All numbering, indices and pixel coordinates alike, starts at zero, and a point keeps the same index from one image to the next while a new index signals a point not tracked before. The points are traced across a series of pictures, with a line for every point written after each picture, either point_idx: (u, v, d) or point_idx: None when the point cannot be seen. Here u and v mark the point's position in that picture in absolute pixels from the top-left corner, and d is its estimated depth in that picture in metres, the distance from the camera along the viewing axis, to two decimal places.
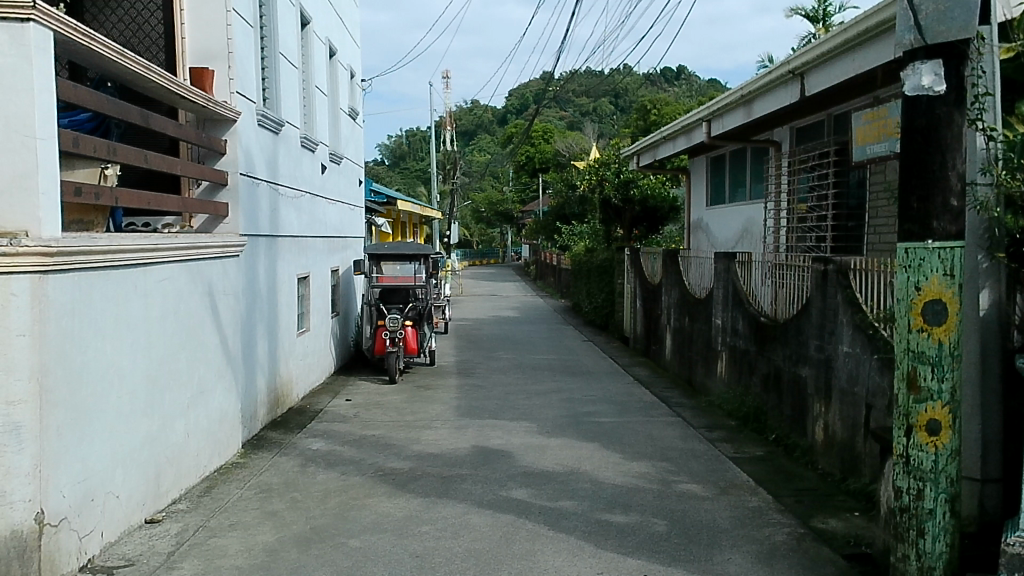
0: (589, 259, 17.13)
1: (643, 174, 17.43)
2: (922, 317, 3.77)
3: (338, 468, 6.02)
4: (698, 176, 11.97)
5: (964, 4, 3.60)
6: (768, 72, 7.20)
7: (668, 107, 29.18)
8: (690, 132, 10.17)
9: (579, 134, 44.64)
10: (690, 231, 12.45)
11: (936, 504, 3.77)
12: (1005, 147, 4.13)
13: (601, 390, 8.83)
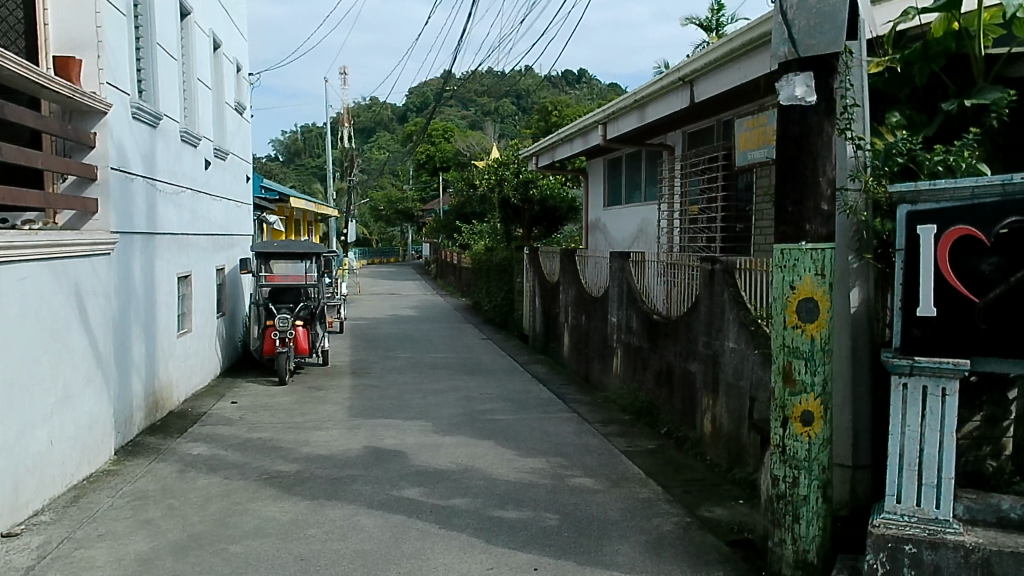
0: (489, 258, 17.24)
1: (542, 174, 17.72)
2: (796, 314, 4.00)
3: (220, 473, 5.87)
4: (596, 177, 12.20)
5: (833, 20, 3.82)
6: (661, 78, 7.42)
7: (570, 110, 29.74)
8: (587, 134, 10.36)
9: (481, 133, 44.89)
10: (588, 232, 12.71)
11: (810, 490, 4.02)
12: (872, 156, 4.49)
13: (496, 388, 8.90)
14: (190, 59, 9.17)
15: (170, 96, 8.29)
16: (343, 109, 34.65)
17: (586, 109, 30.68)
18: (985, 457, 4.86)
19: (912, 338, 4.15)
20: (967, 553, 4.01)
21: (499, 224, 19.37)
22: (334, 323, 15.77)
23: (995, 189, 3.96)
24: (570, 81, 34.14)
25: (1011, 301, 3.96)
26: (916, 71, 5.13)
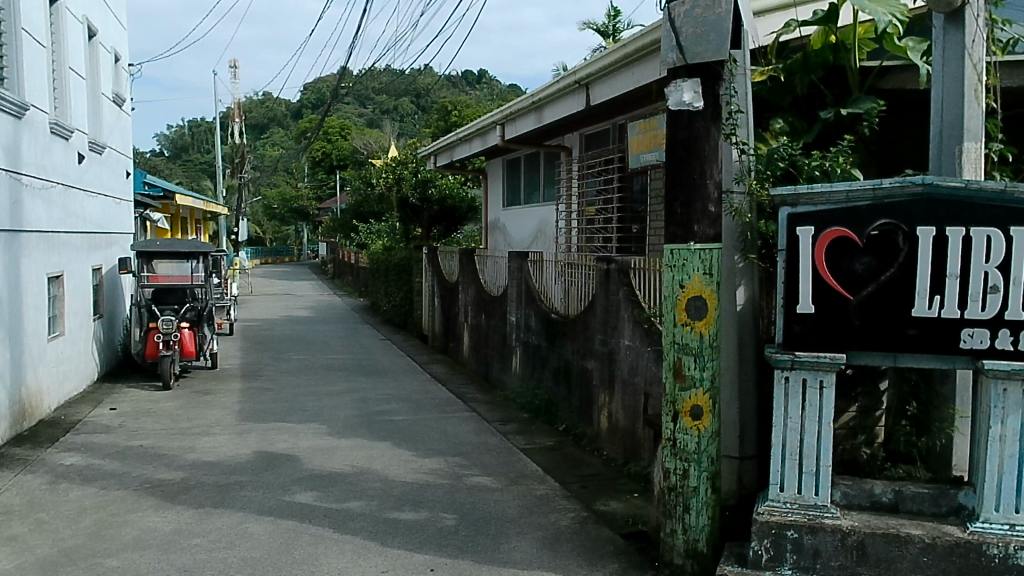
0: (387, 258, 17.09)
1: (440, 174, 17.72)
2: (685, 312, 4.15)
3: (96, 483, 5.57)
4: (496, 178, 12.26)
5: (718, 29, 3.97)
6: (557, 81, 7.54)
7: (469, 110, 29.89)
8: (486, 135, 10.41)
9: (380, 132, 44.42)
10: (487, 232, 12.77)
11: (700, 482, 4.18)
12: (755, 160, 4.66)
13: (394, 388, 8.83)
14: (62, 47, 8.66)
15: (38, 86, 7.79)
16: (235, 104, 33.49)
17: (484, 109, 30.88)
18: (859, 446, 5.23)
19: (793, 334, 4.38)
20: (843, 536, 4.26)
21: (398, 224, 19.17)
22: (224, 324, 15.24)
23: (867, 193, 4.21)
24: (469, 82, 34.29)
25: (881, 299, 4.25)
26: (796, 81, 5.40)
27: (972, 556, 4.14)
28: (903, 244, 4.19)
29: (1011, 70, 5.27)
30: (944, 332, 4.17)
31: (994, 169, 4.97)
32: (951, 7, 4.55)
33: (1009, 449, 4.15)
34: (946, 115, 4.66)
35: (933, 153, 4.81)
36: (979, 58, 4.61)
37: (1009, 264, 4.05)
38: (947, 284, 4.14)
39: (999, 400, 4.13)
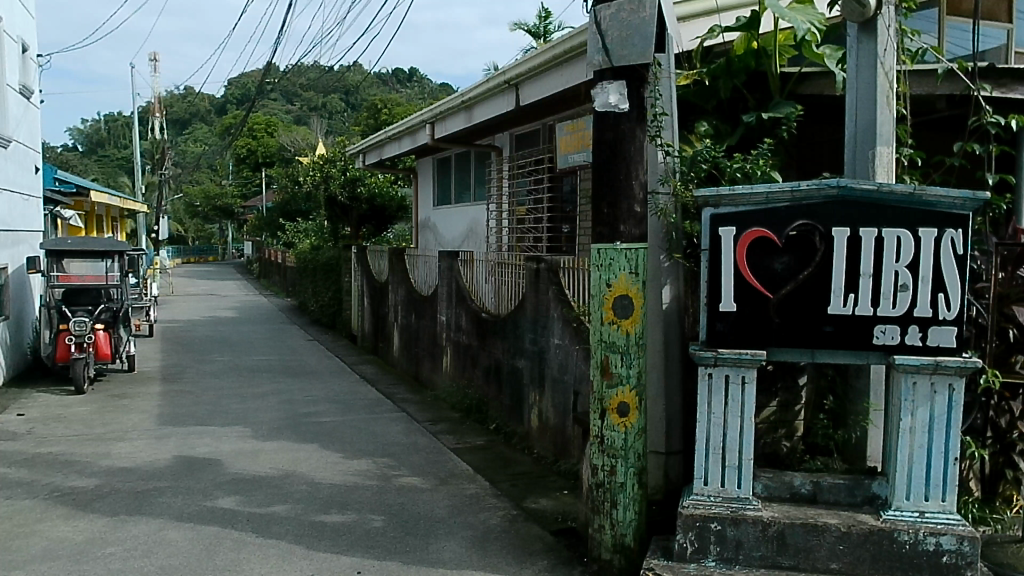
0: (315, 257, 16.79)
1: (370, 172, 17.54)
2: (612, 310, 4.22)
3: (2, 493, 5.31)
4: (426, 176, 12.19)
5: (643, 33, 4.05)
6: (487, 81, 7.57)
7: (400, 108, 29.72)
8: (415, 134, 10.37)
9: (309, 129, 43.69)
10: (418, 231, 12.71)
11: (627, 477, 4.28)
12: (679, 162, 4.77)
13: (322, 390, 8.69)
14: None
15: None
16: (155, 98, 32.35)
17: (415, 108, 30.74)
18: (780, 438, 5.35)
19: (717, 332, 4.49)
20: (764, 527, 4.40)
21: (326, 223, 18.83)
22: (143, 325, 14.74)
23: (786, 195, 4.35)
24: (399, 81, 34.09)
25: (799, 297, 4.40)
26: (721, 85, 5.55)
27: (884, 543, 4.33)
28: (820, 245, 4.35)
29: (920, 79, 5.51)
30: (858, 329, 4.36)
31: (904, 173, 5.19)
32: (864, 18, 4.73)
33: (918, 439, 4.36)
34: (860, 120, 4.84)
35: (848, 156, 4.98)
36: (890, 67, 4.81)
37: (917, 264, 4.26)
38: (861, 283, 4.32)
39: (909, 392, 4.34)
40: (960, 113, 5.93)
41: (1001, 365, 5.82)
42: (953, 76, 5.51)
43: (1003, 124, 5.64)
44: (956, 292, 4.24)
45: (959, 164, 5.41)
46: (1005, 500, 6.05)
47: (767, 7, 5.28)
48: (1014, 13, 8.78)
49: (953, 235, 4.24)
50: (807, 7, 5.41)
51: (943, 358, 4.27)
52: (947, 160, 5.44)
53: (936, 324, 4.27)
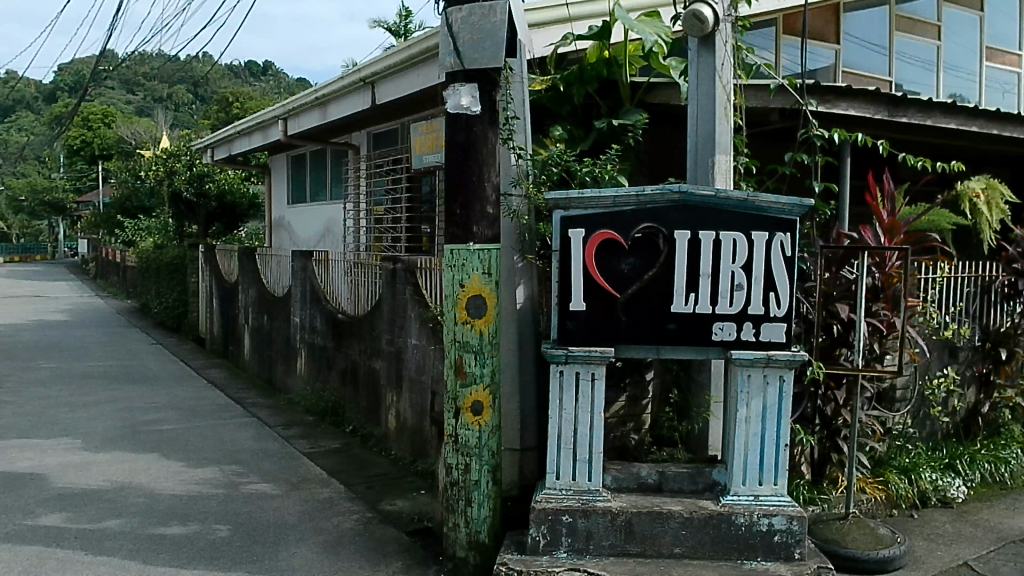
0: (159, 256, 15.86)
1: (219, 168, 16.87)
2: (466, 310, 4.33)
3: None
4: (280, 173, 11.85)
5: (493, 37, 4.14)
6: (342, 78, 7.48)
7: (253, 103, 28.77)
8: (268, 129, 10.08)
9: (156, 121, 41.36)
10: (271, 230, 12.32)
11: (481, 475, 4.41)
12: (531, 165, 4.90)
13: (165, 396, 8.25)
14: None
15: None
16: None
17: (268, 103, 29.83)
18: (629, 431, 5.52)
19: (567, 330, 4.64)
20: (613, 517, 4.59)
21: (170, 219, 17.80)
22: None
23: (632, 199, 4.54)
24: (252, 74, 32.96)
25: (644, 297, 4.61)
26: (574, 91, 5.74)
27: (723, 526, 4.62)
28: (663, 246, 4.59)
29: (756, 92, 5.89)
30: (698, 327, 4.63)
31: (741, 179, 5.54)
32: (703, 33, 4.99)
33: (752, 428, 4.70)
34: (701, 129, 5.12)
35: (690, 163, 5.27)
36: (726, 81, 5.14)
37: (750, 265, 4.58)
38: (700, 283, 4.60)
39: (745, 385, 4.67)
40: (790, 126, 6.40)
41: (827, 357, 6.34)
42: (784, 90, 5.93)
43: (827, 137, 6.13)
44: (785, 291, 4.60)
45: (789, 173, 5.83)
46: (831, 481, 6.59)
47: (616, 19, 5.50)
48: (841, 34, 9.59)
49: (782, 239, 4.59)
50: (655, 20, 5.69)
51: (774, 353, 4.62)
52: (779, 169, 5.86)
53: (768, 321, 4.61)
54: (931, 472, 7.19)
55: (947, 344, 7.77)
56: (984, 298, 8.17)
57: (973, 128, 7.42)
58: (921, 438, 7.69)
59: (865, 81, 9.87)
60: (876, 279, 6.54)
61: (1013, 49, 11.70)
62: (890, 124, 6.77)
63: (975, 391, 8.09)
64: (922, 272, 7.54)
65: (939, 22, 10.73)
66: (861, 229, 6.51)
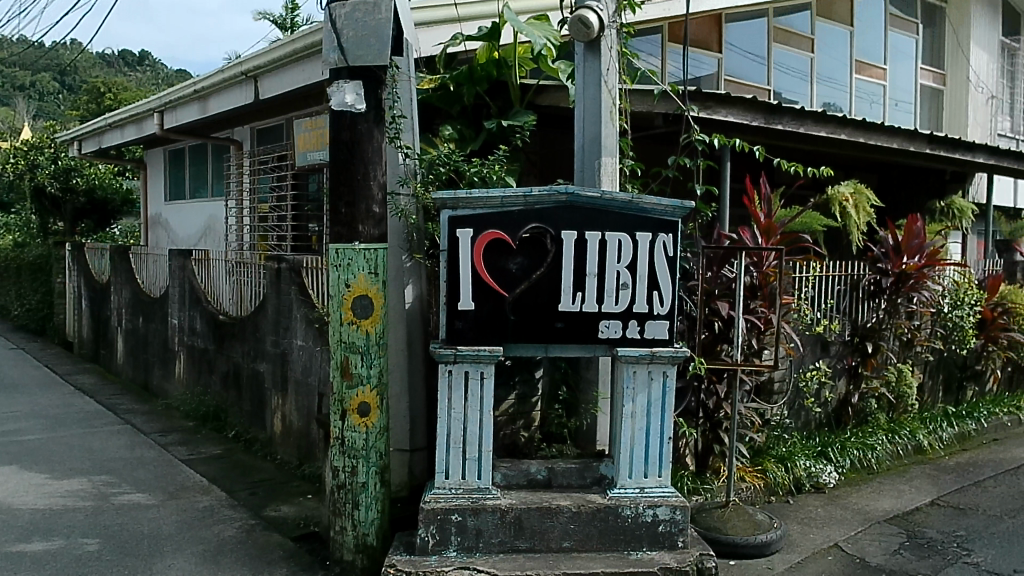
0: (19, 254, 14.79)
1: (87, 162, 15.94)
2: (351, 311, 4.27)
3: None
4: (156, 168, 11.33)
5: (379, 34, 4.13)
6: (222, 72, 7.25)
7: (128, 94, 27.35)
8: (142, 122, 9.64)
9: (20, 110, 38.67)
10: (147, 228, 11.75)
11: (368, 477, 4.36)
12: (419, 164, 4.87)
13: (26, 405, 7.73)
14: None
15: None
16: None
17: (145, 94, 28.47)
18: (518, 430, 5.53)
19: (455, 330, 4.64)
20: (502, 514, 4.63)
21: (32, 215, 16.66)
22: None
23: (520, 199, 4.58)
24: (127, 63, 31.33)
25: (532, 296, 4.67)
26: (464, 91, 5.77)
27: (610, 518, 4.73)
28: (550, 247, 4.65)
29: (640, 97, 6.05)
30: (585, 325, 4.72)
31: (626, 181, 5.70)
32: (588, 38, 5.09)
33: (638, 422, 4.84)
34: (587, 132, 5.24)
35: (577, 165, 5.38)
36: (612, 86, 5.28)
37: (635, 264, 4.72)
38: (587, 282, 4.69)
39: (631, 380, 4.81)
40: (674, 130, 6.63)
41: (709, 353, 6.59)
42: (667, 96, 6.14)
43: (708, 142, 6.39)
44: (667, 290, 4.79)
45: (673, 176, 6.04)
46: (713, 471, 6.87)
47: (506, 21, 5.55)
48: (723, 43, 10.01)
49: (665, 239, 4.76)
50: (544, 23, 5.78)
51: (658, 349, 4.79)
52: (663, 171, 6.05)
53: (652, 318, 4.78)
54: (805, 459, 7.61)
55: (819, 339, 8.25)
56: (852, 295, 8.73)
57: (841, 137, 7.90)
58: (797, 427, 8.13)
59: (746, 89, 10.34)
60: (753, 277, 6.87)
61: (879, 63, 12.51)
62: (767, 131, 7.12)
63: (845, 382, 8.61)
64: (796, 271, 7.97)
65: (813, 36, 11.35)
66: (740, 230, 6.81)
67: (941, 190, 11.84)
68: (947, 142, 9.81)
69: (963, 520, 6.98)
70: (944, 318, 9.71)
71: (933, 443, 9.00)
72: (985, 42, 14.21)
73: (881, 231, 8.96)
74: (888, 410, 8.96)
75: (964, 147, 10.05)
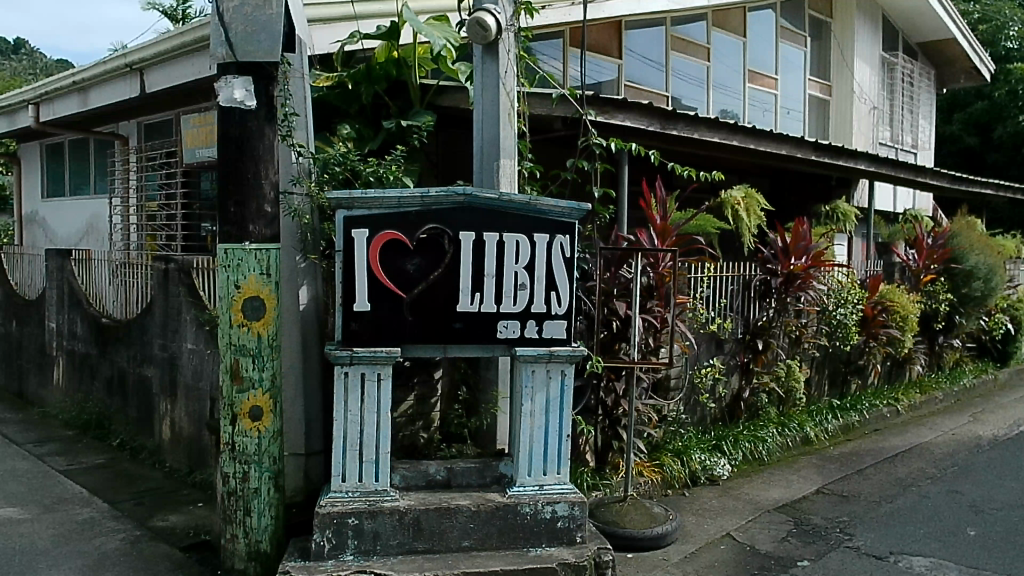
0: None
1: None
2: (242, 313, 4.17)
3: None
4: (33, 163, 10.72)
5: (269, 30, 4.06)
6: (104, 63, 6.95)
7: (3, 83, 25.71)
8: (15, 115, 9.11)
9: None
10: (23, 226, 11.09)
11: (261, 482, 4.28)
12: (313, 163, 4.80)
13: None
14: None
15: None
16: None
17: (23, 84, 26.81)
18: (417, 430, 5.50)
19: (351, 331, 4.59)
20: (400, 516, 4.61)
21: None
22: None
23: (417, 200, 4.58)
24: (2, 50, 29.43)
25: (429, 297, 4.67)
26: (362, 90, 5.75)
27: (509, 516, 4.79)
28: (448, 247, 4.67)
29: (539, 100, 6.14)
30: (483, 325, 4.76)
31: (525, 183, 5.78)
32: (486, 41, 5.11)
33: (537, 421, 4.92)
34: (486, 134, 5.28)
35: (476, 166, 5.41)
36: (510, 88, 5.34)
37: (532, 265, 4.79)
38: (485, 283, 4.73)
39: (530, 380, 4.88)
40: (572, 133, 6.76)
41: (608, 351, 6.75)
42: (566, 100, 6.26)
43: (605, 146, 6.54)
44: (564, 290, 4.89)
45: (571, 178, 6.16)
46: (612, 466, 7.04)
47: (405, 20, 5.54)
48: (623, 49, 10.27)
49: (562, 241, 4.85)
50: (443, 24, 5.80)
51: (556, 349, 4.87)
52: (562, 174, 6.16)
53: (550, 318, 4.86)
54: (700, 453, 7.89)
55: (713, 337, 8.58)
56: (744, 294, 9.10)
57: (733, 143, 8.24)
58: (692, 422, 8.43)
59: (645, 94, 10.64)
60: (649, 278, 7.08)
61: (770, 73, 13.10)
62: (663, 136, 7.36)
63: (738, 378, 8.97)
64: (692, 271, 8.25)
65: (709, 45, 11.78)
66: (638, 231, 7.00)
67: (826, 195, 12.48)
68: (831, 149, 10.36)
69: (845, 506, 7.41)
70: (829, 316, 10.17)
71: (819, 435, 9.49)
72: (868, 56, 15.08)
73: (771, 233, 9.38)
74: (778, 404, 9.39)
75: (847, 155, 10.63)
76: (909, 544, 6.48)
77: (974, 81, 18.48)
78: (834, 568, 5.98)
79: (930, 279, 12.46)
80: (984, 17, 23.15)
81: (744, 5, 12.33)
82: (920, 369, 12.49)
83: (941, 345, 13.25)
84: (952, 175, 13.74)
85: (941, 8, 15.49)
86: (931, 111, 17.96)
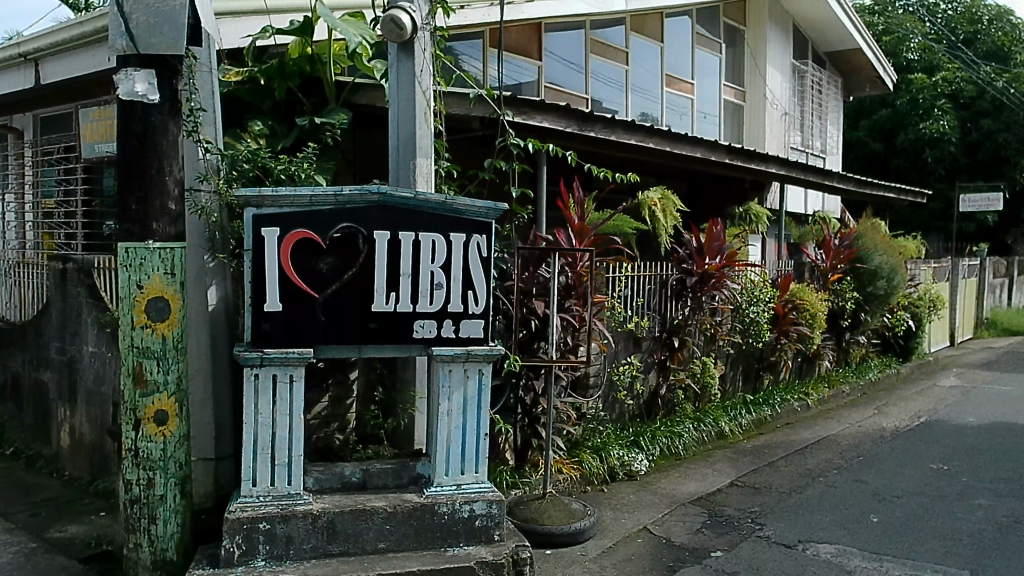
0: None
1: None
2: (145, 314, 4.04)
3: None
4: None
5: (173, 22, 3.96)
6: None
7: None
8: None
9: None
10: None
11: (166, 489, 4.15)
12: (220, 160, 4.70)
13: None
14: None
15: None
16: None
17: None
18: (332, 432, 5.49)
19: (262, 332, 4.49)
20: (314, 519, 4.54)
21: None
22: None
23: (330, 199, 4.51)
24: None
25: (342, 297, 4.61)
26: (275, 86, 5.65)
27: (426, 516, 4.77)
28: (362, 247, 4.62)
29: (456, 100, 6.16)
30: (398, 325, 4.73)
31: (442, 183, 5.77)
32: (401, 39, 5.08)
33: (454, 421, 4.92)
34: (402, 133, 5.25)
35: (392, 166, 5.38)
36: (426, 87, 5.33)
37: (449, 265, 4.80)
38: (401, 282, 4.71)
39: (447, 379, 4.88)
40: (490, 134, 6.80)
41: (527, 350, 6.81)
42: (483, 100, 6.29)
43: (523, 146, 6.60)
44: (481, 290, 4.91)
45: (489, 178, 6.18)
46: (532, 464, 7.11)
47: (320, 17, 5.45)
48: (543, 51, 10.38)
49: (479, 240, 4.88)
50: (359, 21, 5.74)
51: (473, 348, 4.89)
52: (479, 174, 6.18)
53: (466, 318, 4.87)
54: (618, 449, 8.04)
55: (630, 335, 8.76)
56: (662, 293, 9.30)
57: (649, 145, 8.43)
58: (611, 419, 8.59)
59: (565, 96, 10.78)
60: (568, 277, 7.17)
61: (687, 78, 13.44)
62: (580, 138, 7.47)
63: (655, 374, 9.18)
64: (610, 271, 8.39)
65: (628, 49, 12.01)
66: (556, 231, 7.08)
67: (740, 197, 12.91)
68: (743, 153, 10.71)
69: (757, 497, 7.67)
70: (742, 314, 10.49)
71: (733, 429, 9.80)
72: (779, 64, 15.64)
73: (686, 234, 9.63)
74: (694, 400, 9.64)
75: (758, 158, 11.01)
76: (816, 532, 6.76)
77: (878, 89, 19.39)
78: (746, 557, 6.19)
79: (837, 279, 13.04)
80: (887, 28, 24.30)
81: (661, 11, 12.63)
82: (828, 364, 13.04)
83: (848, 341, 13.87)
84: (857, 179, 14.39)
85: (847, 18, 16.20)
86: (838, 118, 18.75)
